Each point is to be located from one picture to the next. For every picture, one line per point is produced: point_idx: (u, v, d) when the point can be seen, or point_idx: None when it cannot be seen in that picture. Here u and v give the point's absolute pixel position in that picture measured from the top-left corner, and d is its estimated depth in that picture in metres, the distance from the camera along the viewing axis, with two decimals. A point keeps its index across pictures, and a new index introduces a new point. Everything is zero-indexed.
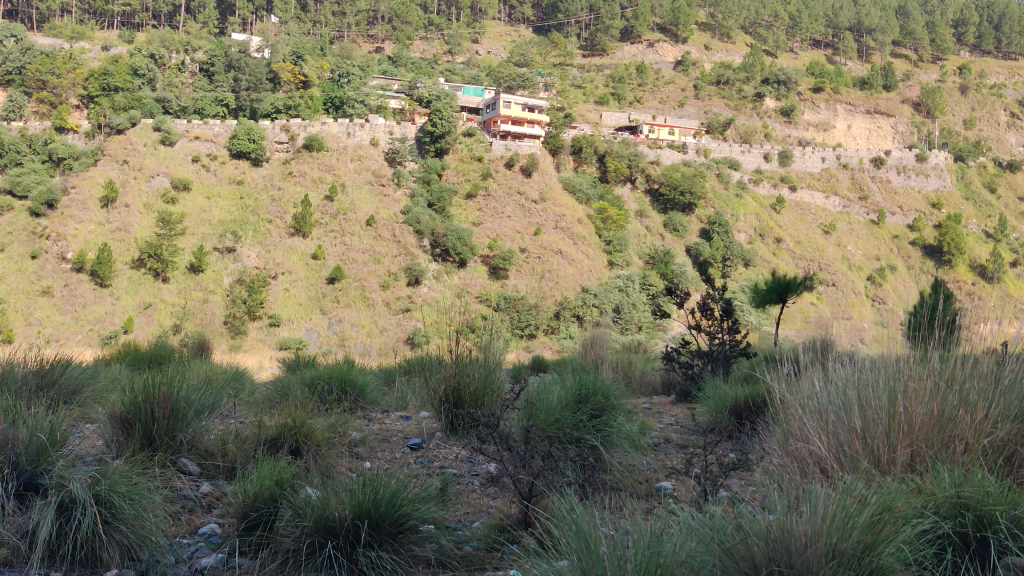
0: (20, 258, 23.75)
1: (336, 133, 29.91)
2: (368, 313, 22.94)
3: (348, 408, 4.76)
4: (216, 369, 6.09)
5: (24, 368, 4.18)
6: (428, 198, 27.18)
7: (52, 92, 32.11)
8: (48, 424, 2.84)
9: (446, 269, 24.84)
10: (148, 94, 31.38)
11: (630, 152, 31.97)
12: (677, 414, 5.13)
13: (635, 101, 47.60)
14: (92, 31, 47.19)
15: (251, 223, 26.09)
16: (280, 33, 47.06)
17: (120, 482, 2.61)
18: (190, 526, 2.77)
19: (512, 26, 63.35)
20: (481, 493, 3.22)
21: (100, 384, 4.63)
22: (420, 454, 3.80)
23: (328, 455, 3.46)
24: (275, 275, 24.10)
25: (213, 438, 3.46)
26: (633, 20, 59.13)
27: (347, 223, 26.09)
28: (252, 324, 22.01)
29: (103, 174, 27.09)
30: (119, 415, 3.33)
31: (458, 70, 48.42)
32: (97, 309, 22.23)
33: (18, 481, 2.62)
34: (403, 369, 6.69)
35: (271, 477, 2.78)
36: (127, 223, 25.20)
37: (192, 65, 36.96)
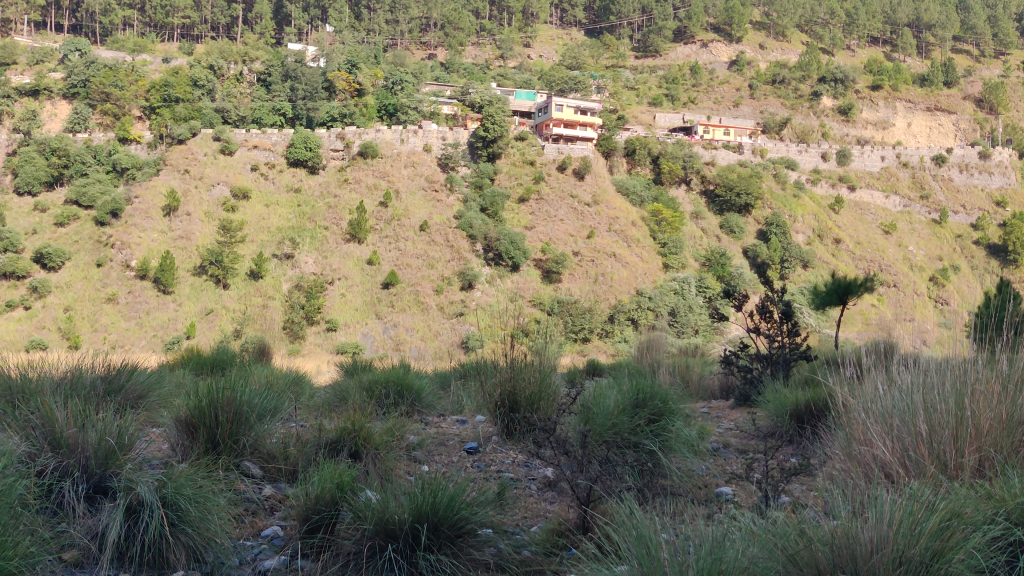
0: (87, 267, 24.65)
1: (390, 140, 30.23)
2: (423, 317, 23.11)
3: (406, 411, 4.80)
4: (276, 374, 6.17)
5: (93, 373, 4.29)
6: (481, 203, 27.32)
7: (115, 105, 32.73)
8: (117, 427, 2.91)
9: (500, 274, 24.82)
10: (208, 105, 32.07)
11: (684, 153, 31.60)
12: (735, 418, 5.07)
13: (689, 102, 47.20)
14: (153, 44, 48.38)
15: (307, 230, 26.48)
16: (335, 42, 47.64)
17: (186, 484, 2.67)
18: (253, 529, 2.82)
19: (564, 30, 63.34)
20: (538, 497, 3.22)
21: (165, 389, 4.73)
22: (477, 458, 3.81)
23: (387, 458, 3.49)
24: (332, 280, 24.41)
25: (275, 442, 3.52)
26: (686, 21, 58.64)
27: (401, 229, 26.38)
28: (309, 329, 22.34)
29: (165, 184, 27.76)
30: (184, 419, 3.39)
31: (510, 74, 48.58)
32: (161, 315, 22.75)
33: (89, 483, 2.71)
34: (458, 373, 6.72)
35: (332, 480, 2.82)
36: (189, 231, 25.80)
37: (250, 76, 37.63)
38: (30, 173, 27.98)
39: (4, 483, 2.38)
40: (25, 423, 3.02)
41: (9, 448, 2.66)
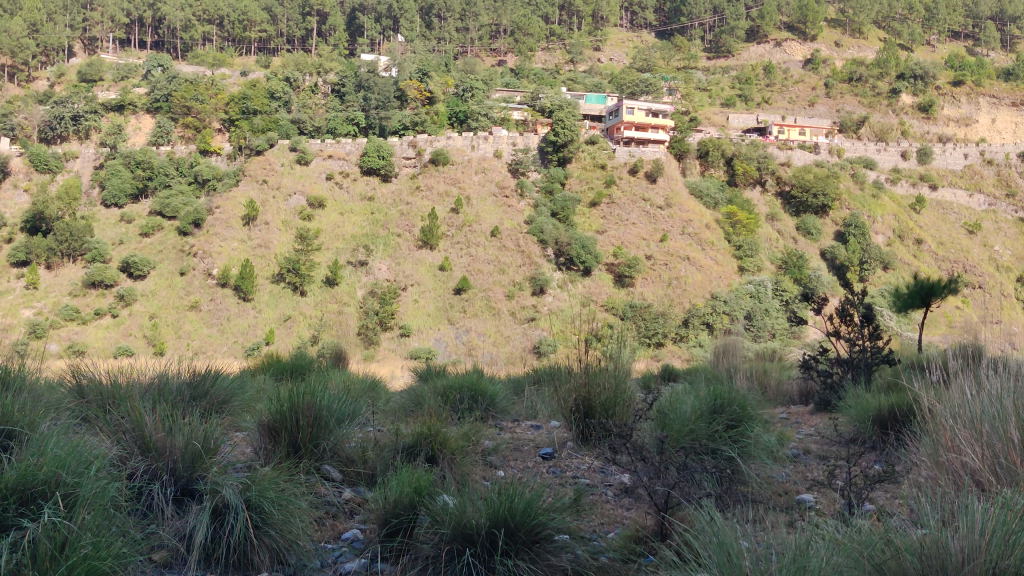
0: (170, 275, 25.49)
1: (461, 146, 30.55)
2: (494, 323, 23.19)
3: (481, 417, 4.82)
4: (353, 380, 6.25)
5: (178, 379, 4.42)
6: (552, 207, 27.33)
7: (196, 118, 33.70)
8: (202, 432, 2.99)
9: (571, 278, 24.76)
10: (284, 117, 32.88)
11: (759, 154, 30.97)
12: (816, 424, 4.96)
13: (763, 103, 46.37)
14: (232, 58, 49.79)
15: (381, 237, 26.87)
16: (406, 51, 48.26)
17: (269, 488, 2.73)
18: (334, 532, 2.87)
19: (635, 33, 62.94)
20: (615, 503, 3.20)
21: (247, 395, 4.84)
22: (553, 463, 3.82)
23: (463, 462, 3.51)
24: (405, 287, 24.71)
25: (354, 446, 3.57)
26: (758, 20, 57.79)
27: (472, 235, 26.51)
28: (384, 334, 22.65)
29: (244, 195, 28.53)
30: (266, 424, 3.47)
31: (581, 78, 48.52)
32: (241, 322, 23.32)
33: (177, 487, 2.80)
34: (531, 379, 6.72)
35: (410, 484, 2.85)
36: (267, 239, 26.42)
37: (324, 87, 38.26)
38: (116, 187, 29.24)
39: (98, 485, 2.47)
40: (116, 428, 3.13)
41: (102, 451, 2.76)
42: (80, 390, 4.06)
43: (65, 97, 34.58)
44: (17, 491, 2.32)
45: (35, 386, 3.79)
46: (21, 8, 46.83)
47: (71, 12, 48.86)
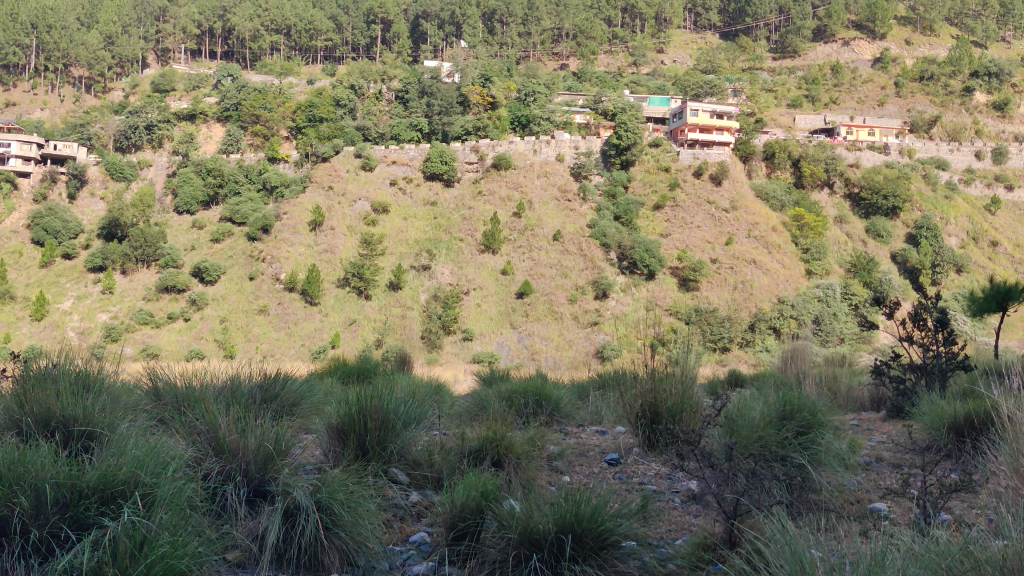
0: (240, 280, 26.08)
1: (523, 150, 30.65)
2: (556, 326, 23.17)
3: (545, 421, 4.83)
4: (418, 382, 6.31)
5: (250, 382, 4.52)
6: (615, 211, 27.21)
7: (264, 126, 34.46)
8: (274, 433, 3.05)
9: (634, 282, 24.65)
10: (350, 124, 33.34)
11: (826, 155, 30.39)
12: (889, 432, 4.85)
13: (831, 103, 45.45)
14: (299, 67, 50.72)
15: (444, 241, 27.08)
16: (469, 57, 48.50)
17: (339, 489, 2.77)
18: (402, 534, 2.90)
19: (698, 33, 62.26)
20: (683, 509, 3.17)
21: (316, 397, 4.93)
22: (619, 469, 3.79)
23: (528, 467, 3.52)
24: (467, 290, 24.85)
25: (420, 449, 3.60)
26: (826, 20, 56.81)
27: (534, 239, 26.51)
28: (447, 338, 22.81)
29: (310, 201, 29.06)
30: (335, 426, 3.52)
31: (643, 81, 48.22)
32: (308, 325, 23.72)
33: (250, 488, 2.86)
34: (596, 383, 6.69)
35: (477, 488, 2.86)
36: (333, 244, 26.82)
37: (388, 93, 38.63)
38: (188, 194, 30.07)
39: (175, 485, 2.55)
40: (193, 429, 3.23)
41: (179, 451, 2.85)
42: (156, 393, 4.17)
43: (140, 108, 35.67)
44: (99, 491, 2.41)
45: (113, 387, 3.91)
46: (98, 21, 48.52)
47: (145, 24, 50.46)
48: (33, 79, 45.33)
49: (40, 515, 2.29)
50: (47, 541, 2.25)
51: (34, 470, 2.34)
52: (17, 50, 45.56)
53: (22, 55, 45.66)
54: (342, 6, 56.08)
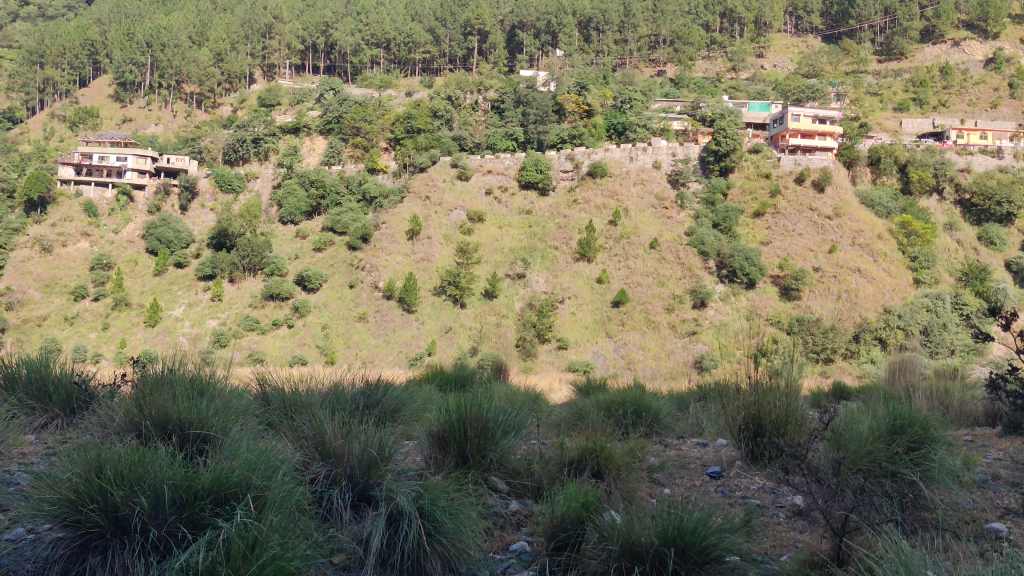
0: (341, 288, 26.67)
1: (619, 158, 30.47)
2: (654, 336, 22.96)
3: (645, 432, 4.78)
4: (516, 391, 6.33)
5: (353, 388, 4.62)
6: (713, 219, 26.80)
7: (364, 138, 35.17)
8: (377, 439, 3.10)
9: (734, 291, 24.15)
10: (447, 135, 33.73)
11: (935, 159, 29.20)
12: (1006, 449, 4.61)
13: (940, 106, 43.72)
14: (397, 79, 51.61)
15: (539, 250, 27.16)
16: (565, 66, 48.57)
17: (441, 496, 2.80)
18: (503, 543, 2.92)
19: (799, 37, 60.60)
20: (788, 526, 3.09)
21: (416, 404, 4.99)
22: (721, 482, 3.73)
23: (628, 479, 3.51)
24: (563, 299, 24.85)
25: (519, 458, 3.62)
26: (934, 19, 54.99)
27: (630, 247, 26.33)
28: (542, 346, 22.87)
29: (408, 210, 29.62)
30: (436, 434, 3.57)
31: (743, 86, 47.33)
32: (405, 333, 24.12)
33: (354, 491, 2.92)
34: (695, 395, 6.58)
35: (578, 499, 2.85)
36: (430, 253, 27.23)
37: (485, 104, 38.89)
38: (293, 205, 31.06)
39: (284, 488, 2.64)
40: (300, 434, 3.34)
41: (287, 456, 2.95)
42: (264, 397, 4.32)
43: (247, 122, 36.95)
44: (213, 492, 2.50)
45: (224, 393, 4.05)
46: (208, 39, 50.56)
47: (252, 41, 52.35)
48: (149, 95, 48.17)
49: (159, 514, 2.40)
50: (166, 539, 2.36)
51: (154, 470, 2.45)
52: (134, 67, 48.31)
53: (139, 72, 48.44)
54: (440, 14, 56.29)
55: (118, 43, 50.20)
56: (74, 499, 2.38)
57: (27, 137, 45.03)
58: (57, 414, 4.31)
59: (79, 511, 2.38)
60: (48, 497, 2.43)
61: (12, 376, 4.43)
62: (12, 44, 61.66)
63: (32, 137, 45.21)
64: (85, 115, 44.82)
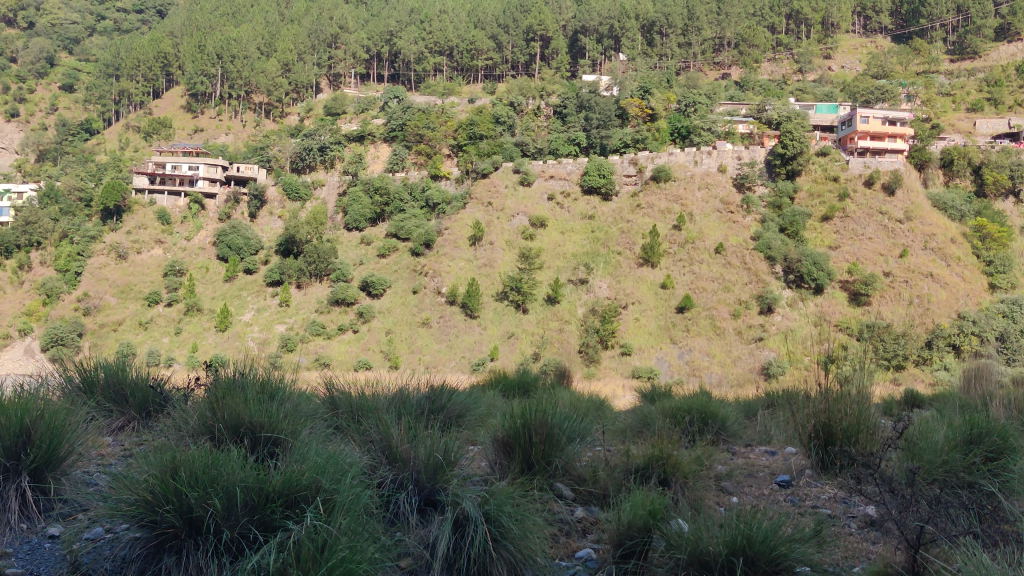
0: (404, 294, 26.95)
1: (684, 162, 30.16)
2: (719, 342, 22.72)
3: (711, 440, 4.72)
4: (580, 398, 6.29)
5: (418, 393, 4.66)
6: (780, 222, 26.26)
7: (427, 145, 35.46)
8: (442, 444, 3.12)
9: (801, 296, 23.68)
10: (509, 141, 33.83)
11: (1012, 160, 28.25)
12: None
13: (1017, 105, 42.28)
14: (460, 86, 51.82)
15: (601, 255, 27.06)
16: (628, 71, 48.34)
17: (506, 502, 2.81)
18: (569, 549, 2.91)
19: (868, 37, 59.12)
20: (860, 536, 3.02)
21: (480, 410, 5.00)
22: (790, 492, 3.67)
23: (695, 487, 3.47)
24: (626, 305, 24.72)
25: (585, 465, 3.61)
26: (1010, 16, 53.31)
27: (695, 252, 26.06)
28: (605, 353, 22.85)
29: (471, 216, 29.80)
30: (501, 439, 3.57)
31: (810, 87, 46.49)
32: (468, 338, 24.27)
33: (420, 497, 2.95)
34: (763, 402, 6.47)
35: (645, 506, 2.84)
36: (492, 259, 27.36)
37: (547, 109, 38.86)
38: (357, 212, 31.54)
39: (352, 492, 2.67)
40: (367, 438, 3.38)
41: (355, 460, 2.99)
42: (332, 401, 4.37)
43: (314, 131, 37.56)
44: (283, 495, 2.54)
45: (293, 397, 4.11)
46: (276, 50, 51.77)
47: (319, 51, 53.42)
48: (220, 106, 49.29)
49: (231, 515, 2.45)
50: (238, 540, 2.42)
51: (226, 472, 2.51)
52: (205, 79, 49.60)
53: (209, 83, 49.63)
54: (502, 21, 56.03)
55: (190, 55, 51.61)
56: (151, 499, 2.46)
57: (104, 148, 46.50)
58: (133, 416, 4.44)
59: (156, 511, 2.46)
60: (127, 497, 2.52)
61: (91, 380, 4.58)
62: (90, 58, 63.86)
63: (108, 148, 46.67)
64: (158, 125, 46.12)
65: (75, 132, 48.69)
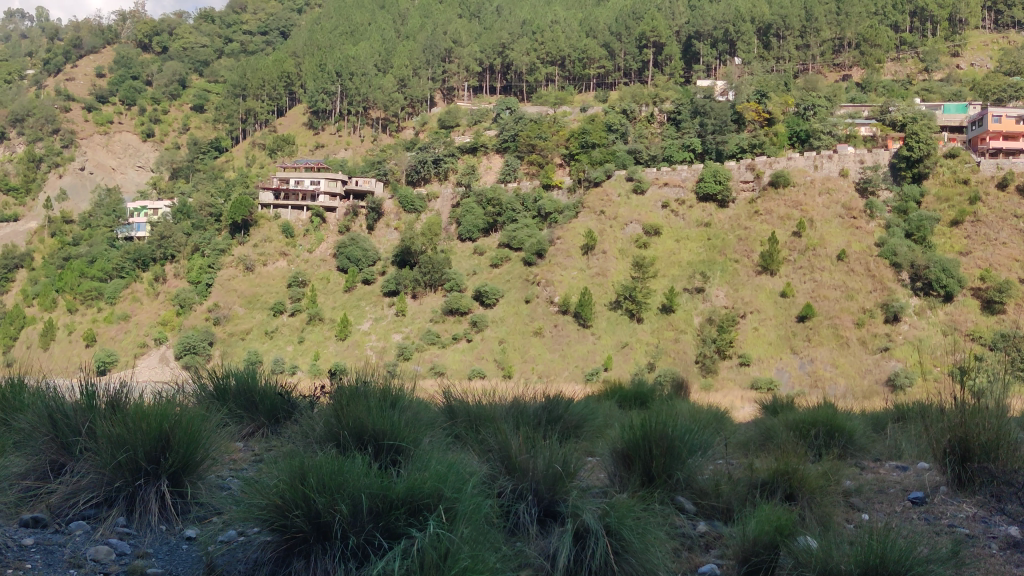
0: (518, 302, 27.10)
1: (803, 167, 29.19)
2: (842, 352, 22.00)
3: (838, 454, 4.57)
4: (700, 409, 6.21)
5: (535, 403, 4.67)
6: (906, 228, 25.21)
7: (539, 154, 35.59)
8: (561, 454, 3.12)
9: (930, 305, 22.66)
10: (622, 148, 33.69)
11: None
12: None
13: None
14: (572, 95, 51.57)
15: (718, 263, 26.55)
16: (744, 74, 47.25)
17: (628, 514, 2.79)
18: (691, 564, 2.85)
19: (1001, 32, 55.95)
20: (1002, 559, 2.85)
21: (598, 421, 4.98)
22: (925, 509, 3.52)
23: (824, 503, 3.36)
24: (744, 314, 24.24)
25: (707, 479, 3.56)
26: None
27: (816, 259, 25.29)
28: (722, 363, 22.50)
29: (583, 225, 29.77)
30: (620, 450, 3.55)
31: (937, 87, 44.42)
32: (581, 347, 24.30)
33: (541, 507, 2.96)
34: (893, 414, 6.21)
35: (771, 523, 2.82)
36: (605, 268, 27.27)
37: (661, 116, 38.40)
38: (471, 222, 32.11)
39: (473, 501, 2.68)
40: (488, 448, 3.42)
41: (475, 469, 3.02)
42: (451, 410, 4.42)
43: (428, 144, 38.24)
44: (406, 501, 2.59)
45: (413, 406, 4.17)
46: (392, 66, 53.13)
47: (433, 66, 54.71)
48: (339, 122, 50.82)
49: (357, 522, 2.53)
50: (364, 546, 2.49)
51: (352, 479, 2.57)
52: (326, 97, 51.40)
53: (330, 101, 51.31)
54: (615, 29, 55.40)
55: (312, 74, 53.73)
56: (282, 504, 2.56)
57: (232, 164, 48.55)
58: (263, 422, 4.61)
59: (286, 517, 2.55)
60: (259, 502, 2.62)
61: (223, 388, 4.78)
62: (219, 80, 66.86)
63: (236, 164, 48.66)
64: (282, 142, 47.85)
65: (206, 150, 50.97)
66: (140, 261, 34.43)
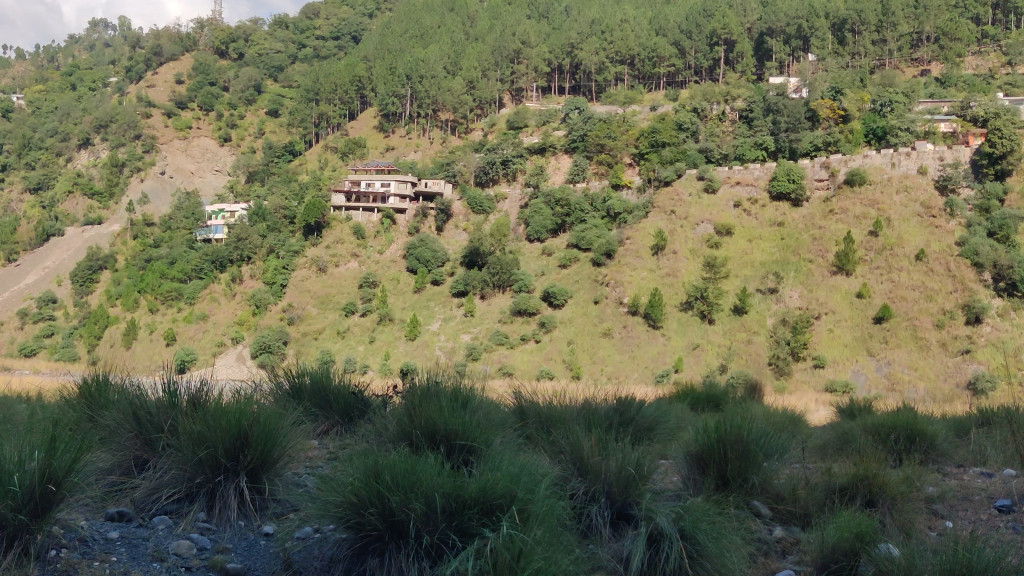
0: (586, 303, 27.05)
1: (880, 165, 28.41)
2: (921, 355, 21.44)
3: (919, 460, 4.46)
4: (775, 412, 6.10)
5: (606, 405, 4.67)
6: (989, 226, 24.25)
7: (608, 154, 35.39)
8: (634, 456, 3.10)
9: (1014, 306, 21.78)
10: (692, 147, 33.32)
11: None
12: None
13: None
14: (642, 94, 51.14)
15: (792, 263, 26.08)
16: (817, 70, 46.28)
17: (702, 517, 2.76)
18: (769, 569, 2.81)
19: None
20: None
21: (671, 423, 4.93)
22: (1011, 517, 3.40)
23: (905, 509, 3.29)
24: (818, 314, 23.75)
25: (784, 482, 3.50)
26: None
27: (894, 258, 24.66)
28: (796, 365, 22.11)
29: (653, 225, 29.51)
30: (694, 454, 3.51)
31: (1022, 80, 42.80)
32: (651, 348, 24.14)
33: (613, 509, 2.94)
34: (976, 419, 6.00)
35: (851, 529, 2.77)
36: (675, 268, 27.00)
37: (732, 114, 37.80)
38: (539, 223, 32.17)
39: (546, 504, 2.68)
40: (560, 449, 3.42)
41: (548, 470, 3.02)
42: (521, 411, 4.43)
43: (497, 145, 38.37)
44: (479, 502, 2.60)
45: (484, 405, 4.18)
46: (461, 68, 53.40)
47: (501, 67, 54.87)
48: (410, 124, 51.49)
49: (431, 522, 2.55)
50: (439, 545, 2.51)
51: (425, 478, 2.59)
52: (396, 100, 51.99)
53: (399, 103, 51.88)
54: (685, 27, 54.56)
55: (383, 78, 54.44)
56: (357, 502, 2.60)
57: (305, 167, 49.46)
58: (337, 421, 4.68)
59: (361, 514, 2.59)
60: (334, 499, 2.67)
61: (299, 387, 4.88)
62: (293, 85, 68.16)
63: (309, 168, 49.54)
64: (353, 145, 48.50)
65: (280, 154, 52.05)
66: (218, 262, 35.30)
